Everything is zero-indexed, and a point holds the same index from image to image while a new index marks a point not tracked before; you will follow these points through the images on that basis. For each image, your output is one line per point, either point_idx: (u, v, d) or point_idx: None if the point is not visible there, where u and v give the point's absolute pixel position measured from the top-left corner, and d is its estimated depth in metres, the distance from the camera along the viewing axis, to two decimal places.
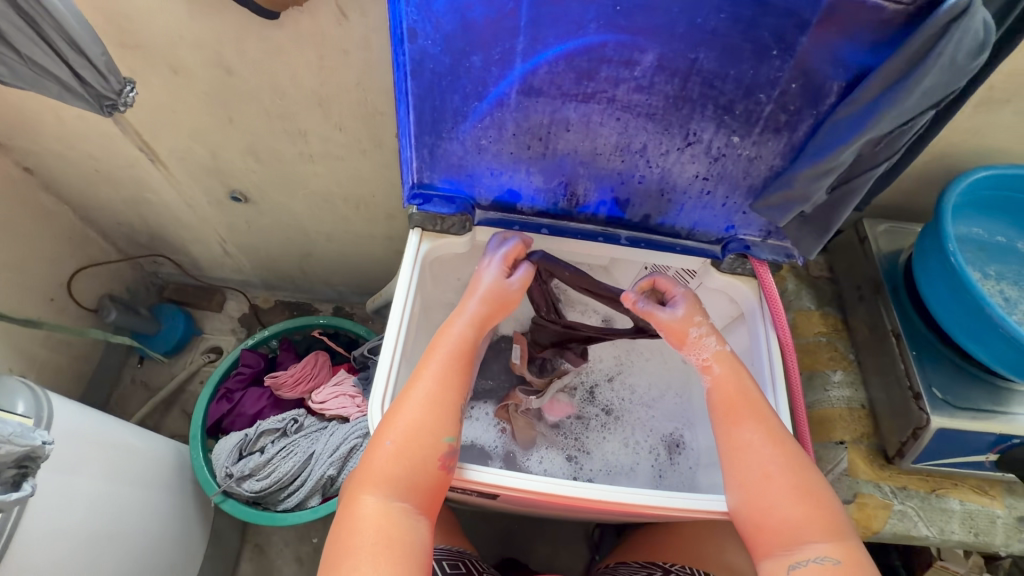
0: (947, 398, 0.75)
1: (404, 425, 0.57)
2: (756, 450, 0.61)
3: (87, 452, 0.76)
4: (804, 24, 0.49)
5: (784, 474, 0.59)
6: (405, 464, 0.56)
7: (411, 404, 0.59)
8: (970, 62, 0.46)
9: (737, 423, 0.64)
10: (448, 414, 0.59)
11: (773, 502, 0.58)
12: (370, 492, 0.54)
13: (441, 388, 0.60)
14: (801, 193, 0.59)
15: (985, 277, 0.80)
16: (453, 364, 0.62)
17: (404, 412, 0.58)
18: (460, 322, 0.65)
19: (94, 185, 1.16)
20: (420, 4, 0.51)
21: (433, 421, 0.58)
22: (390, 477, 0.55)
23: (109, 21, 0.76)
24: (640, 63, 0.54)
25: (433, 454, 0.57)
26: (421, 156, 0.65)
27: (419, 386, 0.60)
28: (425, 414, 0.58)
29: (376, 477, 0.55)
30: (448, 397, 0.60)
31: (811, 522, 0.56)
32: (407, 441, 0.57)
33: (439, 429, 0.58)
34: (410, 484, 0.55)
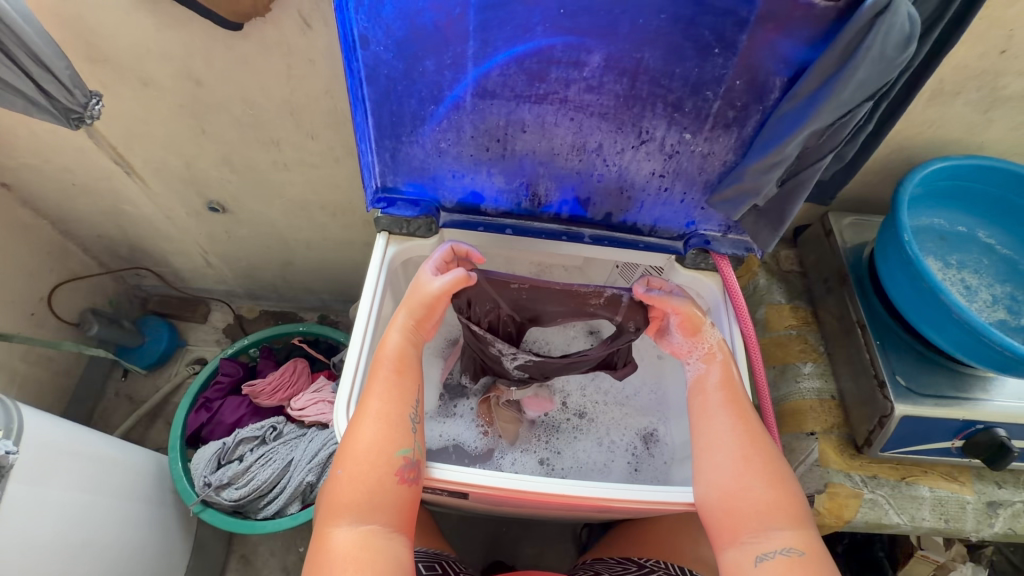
0: (911, 386, 0.76)
1: (359, 450, 0.58)
2: (728, 437, 0.63)
3: (60, 463, 0.76)
4: (742, 22, 0.50)
5: (757, 460, 0.61)
6: (362, 487, 0.57)
7: (360, 429, 0.60)
8: (900, 54, 0.47)
9: (711, 414, 0.65)
10: (398, 427, 0.60)
11: (744, 489, 0.59)
12: (340, 521, 0.56)
13: (387, 405, 0.61)
14: (752, 187, 0.60)
15: (946, 267, 0.82)
16: (394, 375, 0.63)
17: (354, 438, 0.59)
18: (396, 330, 0.66)
19: (72, 199, 1.17)
20: (370, 11, 0.52)
21: (383, 439, 0.59)
22: (352, 504, 0.56)
23: (77, 36, 0.78)
24: (589, 64, 0.55)
25: (390, 471, 0.58)
26: (383, 160, 0.66)
27: (365, 409, 0.61)
28: (376, 434, 0.59)
29: (339, 507, 0.56)
30: (394, 411, 0.61)
31: (780, 509, 0.57)
32: (361, 466, 0.58)
33: (391, 444, 0.59)
34: (375, 503, 0.57)
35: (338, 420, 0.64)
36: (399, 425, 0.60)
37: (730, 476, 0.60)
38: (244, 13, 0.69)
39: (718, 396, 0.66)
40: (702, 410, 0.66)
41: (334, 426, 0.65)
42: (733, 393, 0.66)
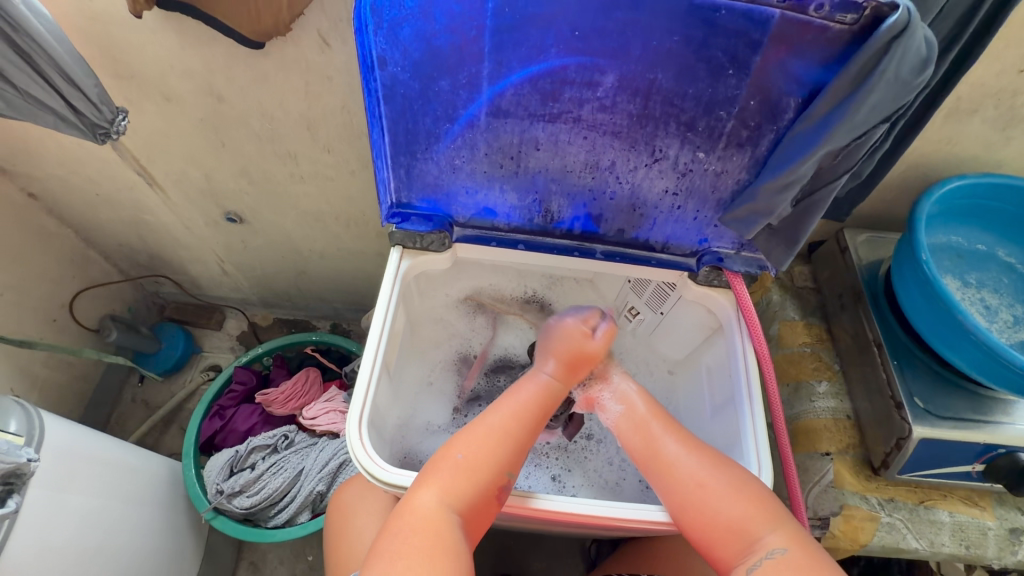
0: (929, 407, 0.75)
1: (476, 447, 0.62)
2: (683, 461, 0.64)
3: (79, 469, 0.78)
4: (754, 43, 0.50)
5: (714, 476, 0.62)
6: (468, 479, 0.60)
7: (484, 429, 0.64)
8: (915, 77, 0.47)
9: (661, 444, 0.67)
10: (513, 449, 0.64)
11: (717, 505, 0.60)
12: (421, 489, 0.59)
13: (508, 422, 0.65)
14: (765, 206, 0.60)
15: (965, 285, 0.80)
16: (532, 409, 0.67)
17: (476, 434, 0.64)
18: (546, 366, 0.72)
19: (95, 208, 1.20)
20: (387, 33, 0.53)
21: (495, 449, 0.63)
22: (454, 487, 0.60)
23: (104, 54, 0.80)
24: (602, 84, 0.56)
25: (492, 481, 0.61)
26: (398, 176, 0.67)
27: (494, 418, 0.65)
28: (490, 443, 0.63)
29: (441, 482, 0.60)
30: (515, 430, 0.65)
31: (757, 516, 0.59)
32: (472, 462, 0.61)
33: (501, 458, 0.62)
34: (468, 501, 0.60)
35: (350, 437, 0.64)
36: (515, 442, 0.64)
37: (693, 499, 0.62)
38: (265, 33, 0.71)
39: (657, 425, 0.69)
40: (652, 444, 0.67)
41: (346, 443, 0.64)
42: (669, 421, 0.69)
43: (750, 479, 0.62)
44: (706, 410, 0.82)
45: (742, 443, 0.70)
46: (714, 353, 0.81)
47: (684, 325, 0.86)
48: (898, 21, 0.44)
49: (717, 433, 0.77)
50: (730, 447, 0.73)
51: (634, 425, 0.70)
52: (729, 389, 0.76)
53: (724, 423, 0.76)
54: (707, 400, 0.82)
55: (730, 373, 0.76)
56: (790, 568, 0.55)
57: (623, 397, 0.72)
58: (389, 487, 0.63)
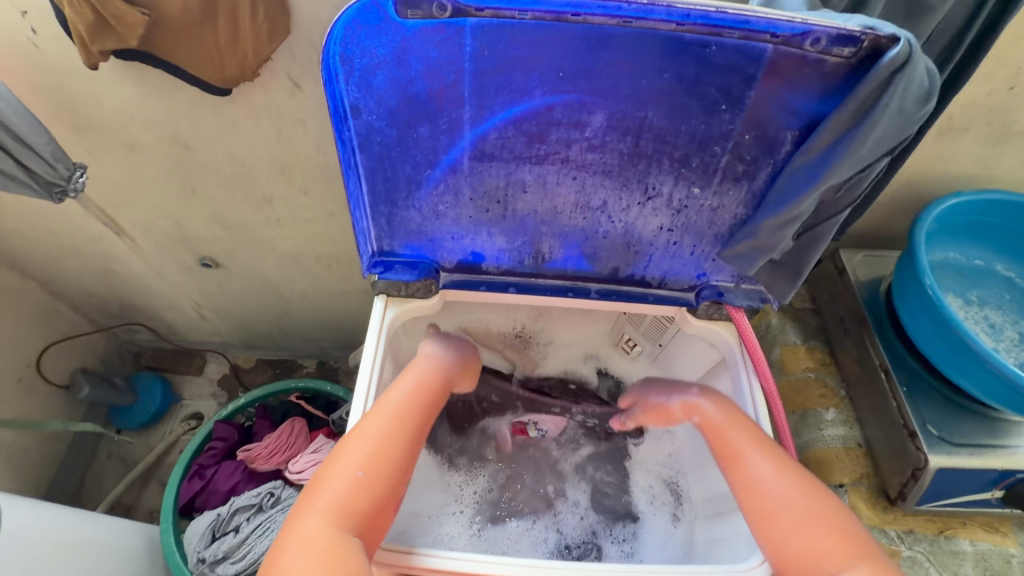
0: (943, 435, 0.72)
1: (353, 465, 0.57)
2: (765, 477, 0.59)
3: (39, 556, 0.71)
4: (748, 79, 0.48)
5: (799, 496, 0.57)
6: (365, 497, 0.56)
7: (363, 442, 0.59)
8: (919, 109, 0.45)
9: (743, 455, 0.62)
10: (396, 447, 0.60)
11: (790, 535, 0.55)
12: (306, 520, 0.53)
13: (399, 428, 0.62)
14: (766, 242, 0.57)
15: (967, 304, 0.79)
16: (414, 418, 0.64)
17: (353, 448, 0.59)
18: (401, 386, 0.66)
19: (60, 260, 1.14)
20: (360, 81, 0.50)
21: (384, 457, 0.59)
22: (338, 507, 0.54)
23: (60, 106, 0.76)
24: (590, 124, 0.53)
25: (386, 487, 0.58)
26: (378, 225, 0.63)
27: (369, 425, 0.60)
28: (372, 447, 0.59)
29: (325, 507, 0.54)
30: (404, 431, 0.62)
31: (842, 547, 0.53)
32: (363, 465, 0.57)
33: (394, 462, 0.59)
34: (361, 513, 0.55)
35: None
36: (399, 454, 0.60)
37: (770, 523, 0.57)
38: (231, 80, 0.67)
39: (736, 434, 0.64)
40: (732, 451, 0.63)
41: None
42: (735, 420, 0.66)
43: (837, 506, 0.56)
44: None
45: None
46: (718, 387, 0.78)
47: (684, 360, 0.82)
48: (901, 52, 0.41)
49: None
50: None
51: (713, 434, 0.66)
52: None
53: None
54: None
55: None
56: None
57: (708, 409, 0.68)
58: None
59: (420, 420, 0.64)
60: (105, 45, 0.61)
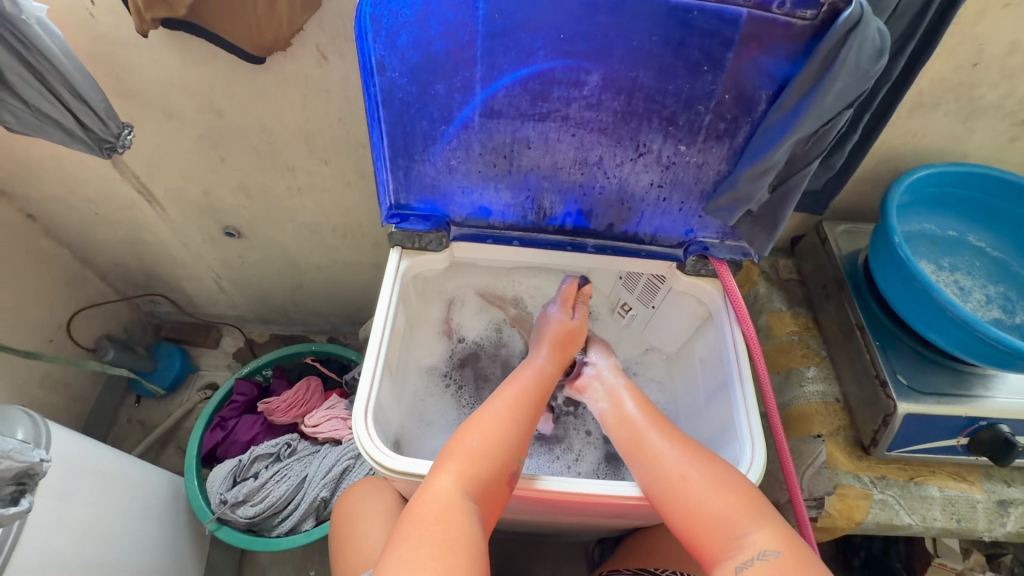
0: (912, 384, 0.78)
1: (489, 434, 0.64)
2: (665, 457, 0.66)
3: (80, 480, 0.78)
4: (727, 42, 0.55)
5: (698, 469, 0.63)
6: (482, 465, 0.62)
7: (498, 418, 0.66)
8: (873, 65, 0.51)
9: (645, 443, 0.69)
10: (521, 435, 0.66)
11: (701, 501, 0.61)
12: (441, 477, 0.60)
13: (513, 417, 0.67)
14: (745, 193, 0.63)
15: (939, 269, 0.85)
16: (538, 399, 0.70)
17: (487, 422, 0.66)
18: (540, 356, 0.76)
19: (93, 227, 1.22)
20: (386, 40, 0.57)
21: (510, 435, 0.65)
22: (471, 473, 0.60)
23: (109, 74, 0.84)
24: (588, 83, 0.60)
25: (506, 463, 0.63)
26: (397, 178, 0.70)
27: (498, 402, 0.68)
28: (501, 427, 0.65)
29: (457, 467, 0.61)
30: (521, 419, 0.67)
31: (738, 510, 0.59)
32: (488, 448, 0.63)
33: (513, 446, 0.64)
34: (482, 489, 0.60)
35: (357, 426, 0.65)
36: (512, 438, 0.65)
37: (680, 493, 0.62)
38: (265, 48, 0.74)
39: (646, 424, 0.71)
40: (636, 441, 0.70)
41: (353, 434, 0.65)
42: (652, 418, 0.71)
43: (731, 472, 0.63)
44: (700, 397, 0.84)
45: (735, 425, 0.72)
46: (705, 342, 0.84)
47: (675, 318, 0.89)
48: (854, 14, 0.48)
49: (712, 419, 0.80)
50: (725, 428, 0.75)
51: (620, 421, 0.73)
52: (721, 374, 0.78)
53: (719, 406, 0.78)
54: (701, 388, 0.85)
55: (720, 360, 0.79)
56: (777, 565, 0.54)
57: (612, 388, 0.77)
58: (392, 473, 0.64)
59: (541, 390, 0.71)
60: (157, 13, 0.68)
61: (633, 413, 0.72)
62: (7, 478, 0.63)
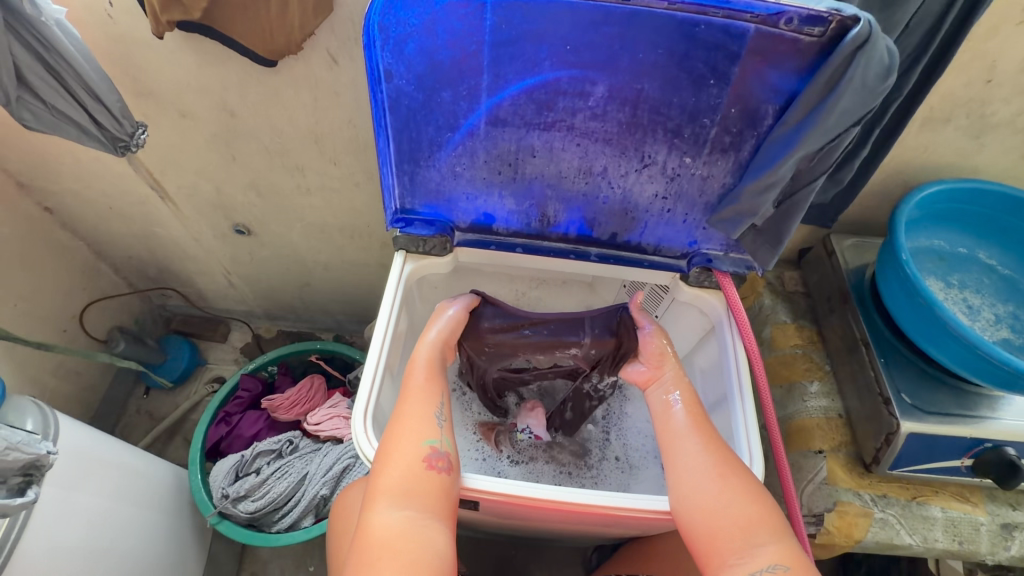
0: (916, 403, 0.77)
1: (399, 446, 0.63)
2: (698, 458, 0.66)
3: (88, 471, 0.80)
4: (733, 56, 0.55)
5: (731, 478, 0.63)
6: (400, 473, 0.61)
7: (402, 426, 0.65)
8: (880, 83, 0.51)
9: (680, 439, 0.68)
10: (426, 423, 0.66)
11: (729, 506, 0.61)
12: (378, 507, 0.59)
13: (415, 409, 0.67)
14: (748, 207, 0.63)
15: (947, 286, 0.83)
16: (423, 381, 0.71)
17: (395, 434, 0.65)
18: (423, 346, 0.75)
19: (107, 221, 1.24)
20: (393, 48, 0.57)
21: (414, 431, 0.65)
22: (391, 489, 0.60)
23: (125, 73, 0.85)
24: (593, 94, 0.60)
25: (418, 458, 0.63)
26: (402, 183, 0.70)
27: (402, 411, 0.67)
28: (411, 431, 0.65)
29: (381, 492, 0.60)
30: (417, 407, 0.67)
31: (760, 522, 0.60)
32: (392, 454, 0.63)
33: (416, 434, 0.64)
34: (407, 488, 0.60)
35: (356, 430, 0.66)
36: (414, 428, 0.65)
37: (708, 495, 0.62)
38: (277, 52, 0.75)
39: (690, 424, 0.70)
40: (673, 435, 0.70)
41: (353, 437, 0.66)
42: (697, 415, 0.71)
43: (758, 485, 0.63)
44: (700, 408, 0.83)
45: (733, 438, 0.71)
46: (707, 353, 0.83)
47: (677, 328, 0.88)
48: (861, 32, 0.48)
49: None
50: (723, 442, 0.75)
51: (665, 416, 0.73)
52: (721, 386, 0.78)
53: (718, 419, 0.77)
54: (702, 399, 0.84)
55: (721, 372, 0.78)
56: None
57: (668, 391, 0.75)
58: None
59: (430, 370, 0.72)
60: (172, 16, 0.70)
61: (678, 407, 0.72)
62: (14, 469, 0.66)
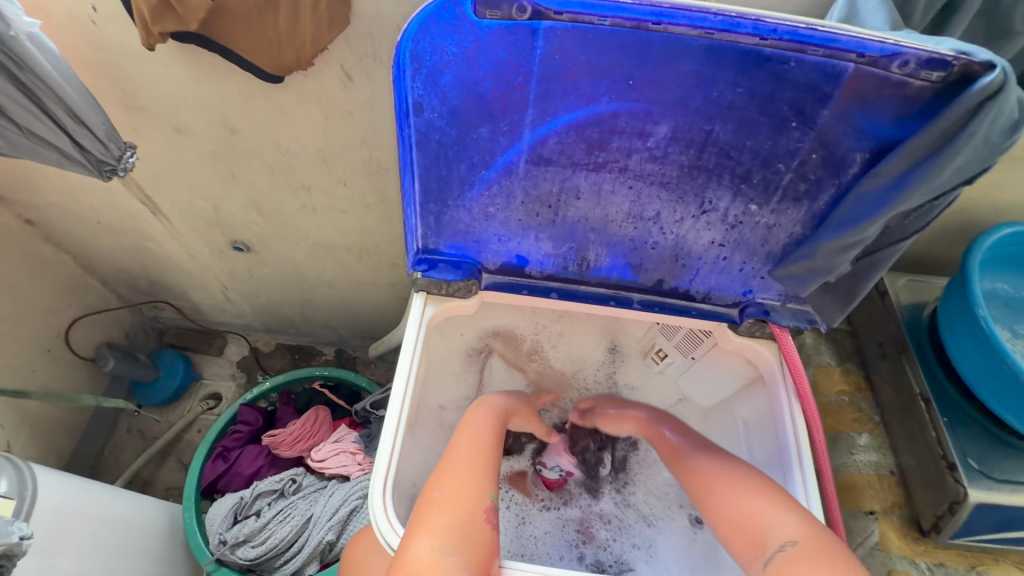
0: (984, 469, 0.70)
1: (451, 480, 0.59)
2: (710, 470, 0.67)
3: (70, 529, 0.72)
4: (824, 97, 0.47)
5: (738, 481, 0.63)
6: (453, 512, 0.56)
7: (452, 465, 0.62)
8: (1005, 139, 0.43)
9: (691, 463, 0.70)
10: (485, 474, 0.62)
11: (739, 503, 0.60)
12: (421, 538, 0.53)
13: (476, 455, 0.64)
14: (824, 264, 0.56)
15: (1014, 336, 0.76)
16: (490, 441, 0.68)
17: (446, 470, 0.61)
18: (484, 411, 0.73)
19: (95, 235, 1.15)
20: (426, 79, 0.49)
21: (473, 474, 0.61)
22: (444, 527, 0.54)
23: (112, 85, 0.76)
24: (654, 134, 0.52)
25: (478, 506, 0.58)
26: (426, 223, 0.63)
27: (457, 453, 0.64)
28: (466, 472, 0.61)
29: (428, 526, 0.54)
30: (483, 459, 0.64)
31: (772, 509, 0.57)
32: (452, 494, 0.58)
33: (481, 483, 0.60)
34: (467, 536, 0.55)
35: (374, 503, 0.58)
36: (478, 474, 0.61)
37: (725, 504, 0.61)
38: (286, 68, 0.66)
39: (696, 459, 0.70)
40: (682, 466, 0.71)
41: (369, 512, 0.58)
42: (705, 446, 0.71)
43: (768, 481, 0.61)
44: None
45: None
46: (751, 405, 0.76)
47: (717, 374, 0.81)
48: (995, 81, 0.40)
49: None
50: None
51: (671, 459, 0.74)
52: (773, 449, 0.70)
53: None
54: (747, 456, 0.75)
55: (773, 434, 0.70)
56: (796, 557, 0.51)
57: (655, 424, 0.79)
58: None
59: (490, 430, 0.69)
60: (166, 27, 0.61)
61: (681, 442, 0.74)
62: None
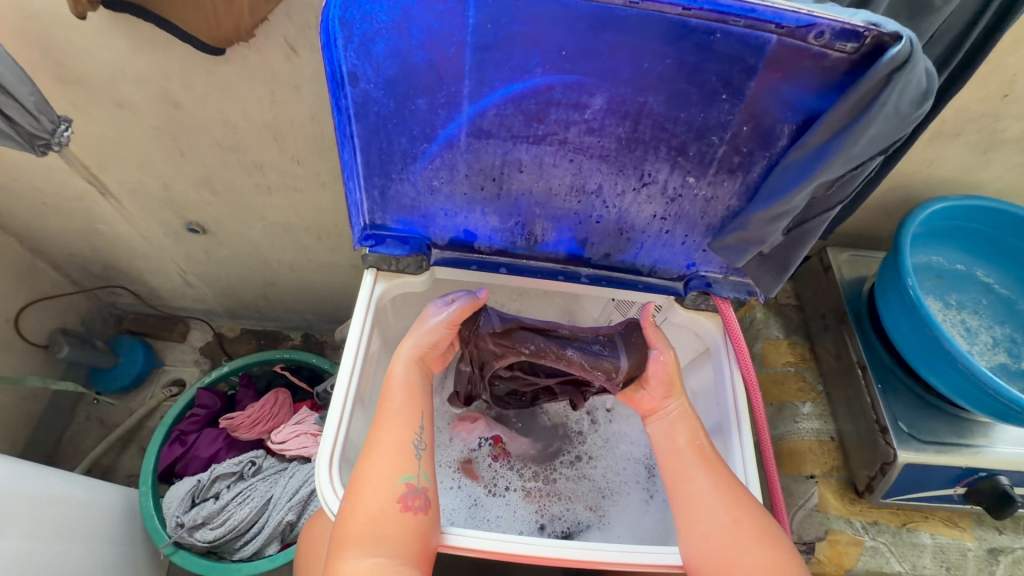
0: (913, 431, 0.75)
1: (365, 475, 0.57)
2: (711, 498, 0.60)
3: (16, 512, 0.71)
4: (750, 69, 0.48)
5: (748, 517, 0.58)
6: (367, 515, 0.55)
7: (367, 454, 0.59)
8: (914, 109, 0.46)
9: (687, 476, 0.62)
10: (402, 454, 0.59)
11: (745, 549, 0.56)
12: (347, 552, 0.54)
13: (389, 431, 0.60)
14: (756, 235, 0.58)
15: (945, 306, 0.80)
16: (398, 403, 0.63)
17: (362, 464, 0.58)
18: (399, 361, 0.67)
19: (42, 216, 1.11)
20: (358, 48, 0.49)
21: (386, 462, 0.58)
22: (358, 531, 0.54)
23: (45, 57, 0.73)
24: (590, 106, 0.53)
25: (392, 497, 0.56)
26: (371, 197, 0.63)
27: (377, 432, 0.61)
28: (383, 459, 0.58)
29: (349, 535, 0.54)
30: (394, 437, 0.60)
31: (781, 565, 0.56)
32: (366, 490, 0.56)
33: (394, 469, 0.58)
34: (387, 535, 0.55)
35: (321, 478, 0.58)
36: (392, 466, 0.58)
37: (720, 540, 0.57)
38: (225, 40, 0.65)
39: (691, 456, 0.64)
40: (678, 473, 0.63)
41: (316, 484, 0.58)
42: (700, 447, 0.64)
43: (773, 524, 0.59)
44: None
45: (730, 472, 0.66)
46: (700, 377, 0.76)
47: (669, 349, 0.81)
48: (902, 52, 0.42)
49: None
50: None
51: (669, 452, 0.66)
52: (716, 415, 0.72)
53: None
54: None
55: (715, 401, 0.72)
56: None
57: (668, 420, 0.68)
58: None
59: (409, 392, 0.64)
60: None
61: (680, 439, 0.65)
62: None
